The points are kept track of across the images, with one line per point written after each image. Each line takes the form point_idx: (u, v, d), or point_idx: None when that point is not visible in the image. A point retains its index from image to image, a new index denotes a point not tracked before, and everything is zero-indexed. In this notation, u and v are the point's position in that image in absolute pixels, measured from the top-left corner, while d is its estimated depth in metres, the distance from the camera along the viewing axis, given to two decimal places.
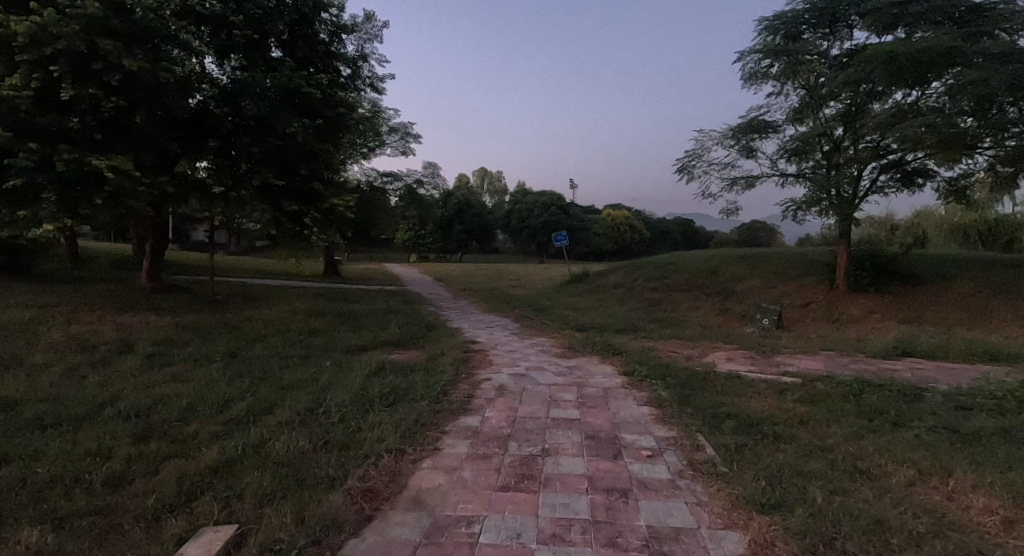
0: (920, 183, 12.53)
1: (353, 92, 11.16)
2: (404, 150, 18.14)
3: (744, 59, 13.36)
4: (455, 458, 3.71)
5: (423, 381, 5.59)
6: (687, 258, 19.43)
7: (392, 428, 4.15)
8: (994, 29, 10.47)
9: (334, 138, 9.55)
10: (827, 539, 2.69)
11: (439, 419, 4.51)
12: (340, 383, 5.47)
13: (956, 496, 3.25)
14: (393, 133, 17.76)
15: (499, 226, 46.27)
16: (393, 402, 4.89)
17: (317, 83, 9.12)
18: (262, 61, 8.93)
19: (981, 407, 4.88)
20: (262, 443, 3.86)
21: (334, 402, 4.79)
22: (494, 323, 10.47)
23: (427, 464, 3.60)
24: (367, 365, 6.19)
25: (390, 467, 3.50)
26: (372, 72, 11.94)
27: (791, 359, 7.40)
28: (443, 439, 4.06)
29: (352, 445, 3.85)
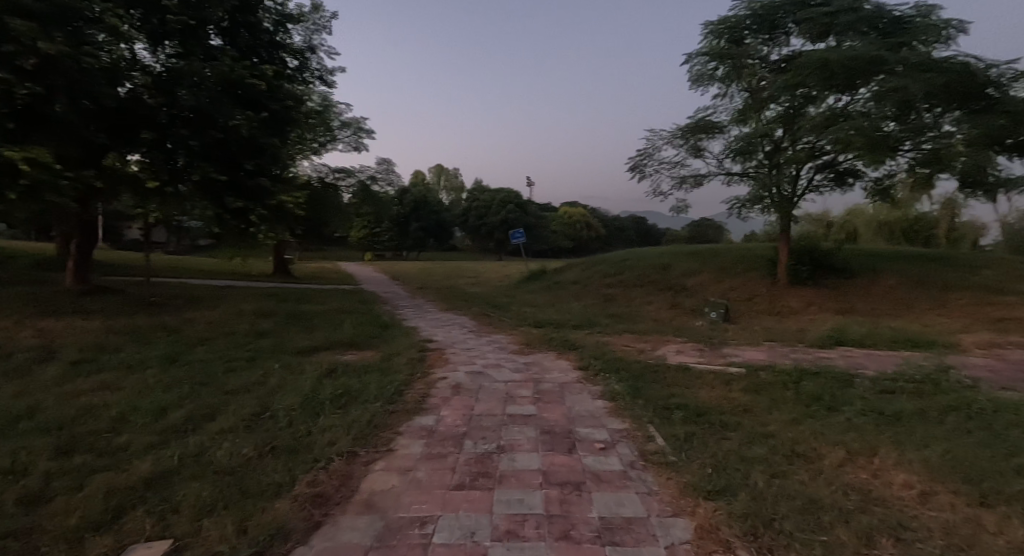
0: (851, 182, 13.25)
1: (301, 84, 10.84)
2: (357, 146, 17.61)
3: (691, 61, 13.78)
4: (408, 458, 3.68)
5: (376, 382, 5.49)
6: (642, 254, 19.91)
7: (345, 430, 4.07)
8: (913, 40, 11.22)
9: (282, 132, 9.22)
10: (766, 520, 2.82)
11: (393, 419, 4.44)
12: (290, 386, 5.31)
13: (881, 474, 3.47)
14: (345, 127, 17.29)
15: (457, 224, 45.99)
16: (345, 404, 4.78)
17: (262, 74, 8.79)
18: (200, 49, 8.50)
19: (904, 390, 5.23)
20: (201, 452, 3.69)
21: (282, 405, 4.66)
22: (450, 321, 10.38)
23: (380, 466, 3.54)
24: (318, 367, 6.04)
25: (341, 470, 3.43)
26: (321, 63, 11.62)
27: (738, 350, 7.71)
28: (397, 440, 4.00)
29: (301, 450, 3.75)
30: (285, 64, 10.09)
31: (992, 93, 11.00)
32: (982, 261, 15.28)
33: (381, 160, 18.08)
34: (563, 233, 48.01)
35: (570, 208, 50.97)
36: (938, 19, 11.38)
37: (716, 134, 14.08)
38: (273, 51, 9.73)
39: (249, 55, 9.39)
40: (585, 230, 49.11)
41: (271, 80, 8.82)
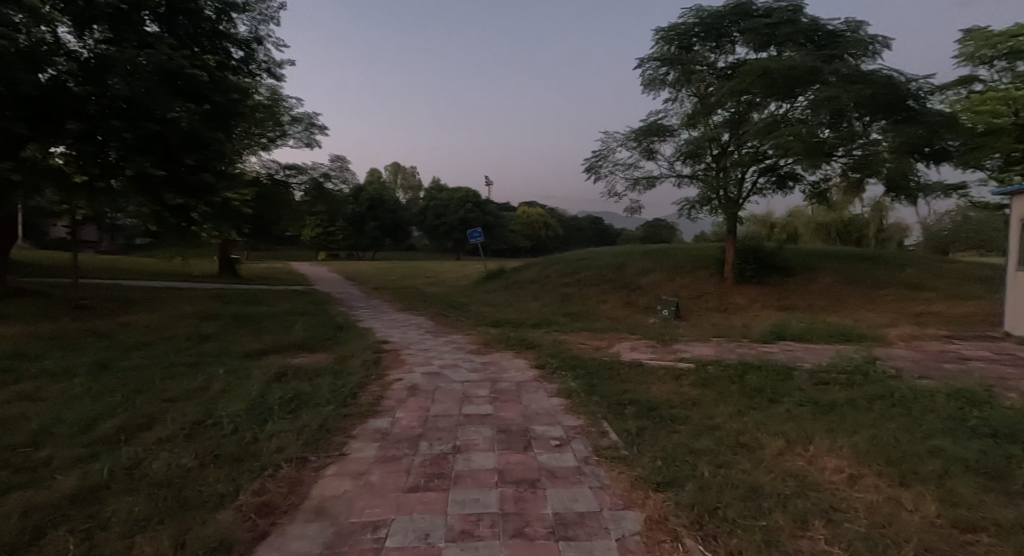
0: (791, 186, 13.90)
1: (246, 77, 10.46)
2: (309, 142, 17.12)
3: (643, 66, 14.12)
4: (362, 462, 3.63)
5: (329, 385, 5.37)
6: (597, 254, 20.28)
7: (295, 436, 3.98)
8: (845, 53, 11.92)
9: (226, 127, 8.90)
10: (711, 508, 2.95)
11: (346, 423, 4.37)
12: (235, 391, 5.14)
13: (815, 460, 3.68)
14: (296, 123, 16.81)
15: (414, 222, 45.46)
16: (295, 409, 4.67)
17: (203, 64, 8.43)
18: (134, 35, 8.04)
19: (837, 381, 5.57)
20: (135, 464, 3.52)
21: (226, 412, 4.50)
22: (407, 322, 10.28)
23: (332, 471, 3.48)
24: (267, 371, 5.85)
25: (290, 478, 3.35)
26: (269, 55, 11.31)
27: (687, 346, 7.98)
28: (350, 444, 3.94)
29: (246, 458, 3.64)
30: (229, 55, 9.66)
31: (913, 105, 11.84)
32: (907, 261, 16.39)
33: (335, 157, 17.55)
34: (521, 232, 48.28)
35: (528, 208, 51.24)
36: (866, 34, 12.12)
37: (668, 137, 14.48)
38: (215, 40, 9.31)
39: (189, 45, 8.95)
40: (543, 230, 49.57)
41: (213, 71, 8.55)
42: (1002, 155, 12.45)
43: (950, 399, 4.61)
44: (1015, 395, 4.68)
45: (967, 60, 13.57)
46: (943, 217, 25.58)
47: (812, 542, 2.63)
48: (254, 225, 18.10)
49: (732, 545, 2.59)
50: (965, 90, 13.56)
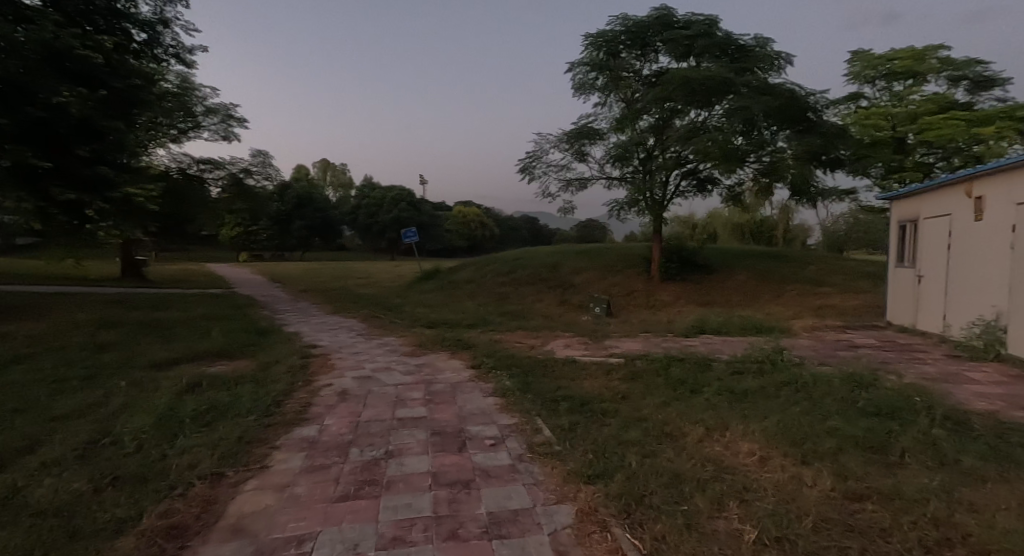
0: (710, 190, 14.70)
1: (149, 61, 9.82)
2: (226, 136, 15.81)
3: (574, 70, 14.47)
4: (286, 474, 3.51)
5: (249, 394, 5.14)
6: (532, 253, 20.58)
7: (210, 450, 3.79)
8: (755, 67, 12.79)
9: (126, 114, 8.31)
10: (639, 497, 3.10)
11: (269, 434, 4.21)
12: (140, 406, 4.80)
13: (731, 445, 3.95)
14: (211, 114, 15.52)
15: (345, 221, 44.19)
16: (210, 421, 4.44)
17: (97, 46, 7.77)
18: (11, 8, 7.24)
19: (751, 370, 5.99)
20: (14, 493, 3.21)
21: (128, 429, 4.20)
22: (338, 324, 9.98)
23: (252, 485, 3.34)
24: (177, 382, 5.51)
25: (204, 496, 3.19)
26: (176, 38, 10.70)
27: (618, 342, 8.28)
28: (273, 455, 3.80)
29: (151, 477, 3.42)
30: (129, 36, 9.02)
31: (813, 117, 12.87)
32: (810, 258, 17.81)
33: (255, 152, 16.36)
34: (456, 232, 48.04)
35: (463, 208, 51.15)
36: (772, 50, 13.05)
37: (597, 140, 14.91)
38: (114, 21, 8.68)
39: (78, 22, 8.20)
40: (479, 229, 49.62)
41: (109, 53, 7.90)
42: (883, 164, 13.80)
43: (844, 382, 5.10)
44: (896, 377, 5.24)
45: (854, 78, 14.87)
46: (843, 219, 28.04)
47: (727, 521, 2.83)
48: (161, 223, 16.69)
49: (657, 531, 2.73)
50: (854, 105, 14.88)
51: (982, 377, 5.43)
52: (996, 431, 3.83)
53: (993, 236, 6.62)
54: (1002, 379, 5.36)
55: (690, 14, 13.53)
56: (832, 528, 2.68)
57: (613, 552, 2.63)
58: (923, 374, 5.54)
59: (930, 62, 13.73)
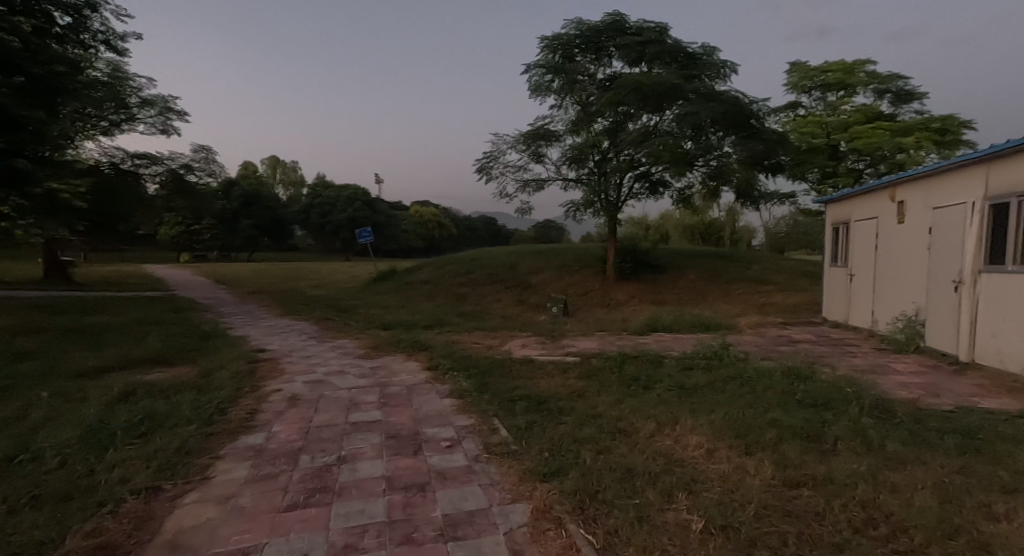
0: (662, 192, 15.11)
1: (74, 47, 9.24)
2: (164, 129, 14.88)
3: (530, 72, 14.59)
4: (230, 485, 3.39)
5: (190, 402, 4.93)
6: (490, 253, 20.60)
7: (145, 463, 3.62)
8: (703, 74, 13.25)
9: (48, 103, 7.80)
10: (592, 493, 3.17)
11: (212, 443, 4.05)
12: (67, 419, 4.52)
13: (680, 438, 4.09)
14: (146, 106, 14.49)
15: (296, 221, 42.92)
16: (145, 433, 4.24)
17: (14, 29, 7.23)
18: None
19: (699, 365, 6.21)
20: None
21: (51, 444, 3.94)
22: (288, 327, 9.70)
23: (192, 498, 3.21)
24: (109, 392, 5.21)
25: (139, 512, 3.04)
26: (106, 24, 10.17)
27: (574, 341, 8.40)
28: (216, 466, 3.67)
29: (78, 494, 3.21)
30: (51, 20, 8.45)
31: (756, 124, 13.44)
32: (754, 258, 18.60)
33: (196, 146, 15.43)
34: (413, 232, 47.53)
35: (420, 208, 50.62)
36: (718, 59, 13.53)
37: (553, 142, 15.07)
38: (32, 1, 8.00)
39: None
40: (435, 230, 49.28)
41: (28, 37, 7.37)
42: (819, 169, 14.58)
43: (784, 375, 5.36)
44: (830, 369, 5.56)
45: (791, 88, 15.61)
46: (785, 221, 29.41)
47: (676, 513, 2.93)
48: (89, 221, 15.62)
49: (609, 526, 2.80)
50: (792, 113, 15.62)
51: (905, 368, 5.84)
52: (915, 418, 4.14)
53: (913, 237, 7.11)
54: (922, 369, 5.79)
55: (641, 20, 13.87)
56: (772, 514, 2.82)
57: (567, 547, 2.68)
58: (855, 366, 5.90)
59: (859, 75, 14.60)
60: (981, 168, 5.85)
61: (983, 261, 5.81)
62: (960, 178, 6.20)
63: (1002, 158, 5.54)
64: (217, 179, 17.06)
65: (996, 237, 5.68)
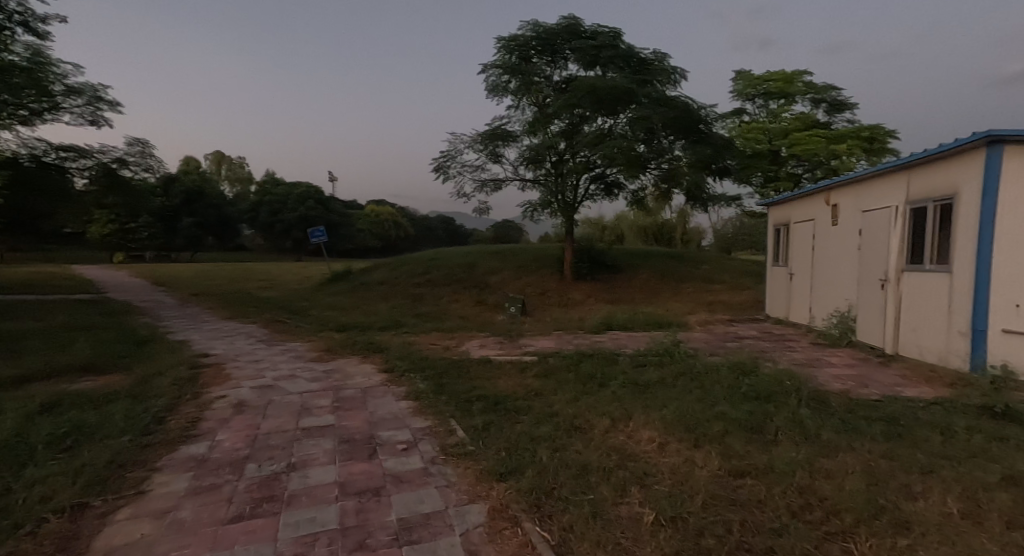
0: (616, 194, 15.41)
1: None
2: (94, 120, 13.78)
3: (487, 72, 14.60)
4: (170, 498, 3.25)
5: (124, 412, 4.68)
6: (448, 253, 20.49)
7: (70, 479, 3.39)
8: (655, 80, 13.63)
9: None
10: (548, 490, 3.22)
11: (148, 455, 3.87)
12: None
13: (634, 433, 4.21)
14: (74, 95, 13.34)
15: (244, 220, 41.35)
16: (69, 447, 3.98)
17: None
18: None
19: (652, 362, 6.40)
20: None
21: None
22: (234, 331, 9.35)
23: (125, 514, 3.06)
24: (31, 404, 4.88)
25: (66, 531, 2.87)
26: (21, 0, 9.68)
27: (531, 340, 8.48)
28: (153, 479, 3.51)
29: None
30: None
31: (705, 129, 13.93)
32: (704, 259, 19.25)
33: (130, 139, 13.99)
34: (368, 232, 46.69)
35: (376, 207, 49.75)
36: (669, 65, 13.92)
37: (511, 142, 15.13)
38: None
39: None
40: (391, 230, 48.59)
41: None
42: (762, 174, 15.25)
43: (731, 370, 5.59)
44: (772, 363, 5.85)
45: (736, 96, 16.26)
46: (731, 223, 30.61)
47: (629, 506, 3.02)
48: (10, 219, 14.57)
49: (564, 522, 2.86)
50: (738, 120, 16.24)
51: (839, 361, 6.22)
52: (848, 407, 4.41)
53: (846, 238, 7.54)
54: (854, 362, 6.17)
55: (596, 25, 14.12)
56: (718, 503, 2.95)
57: (523, 545, 2.72)
58: (794, 360, 6.22)
59: (798, 85, 15.34)
60: (904, 174, 6.28)
61: (906, 260, 6.23)
62: (886, 183, 6.62)
63: (922, 165, 5.96)
64: (158, 177, 15.70)
65: (918, 239, 6.11)
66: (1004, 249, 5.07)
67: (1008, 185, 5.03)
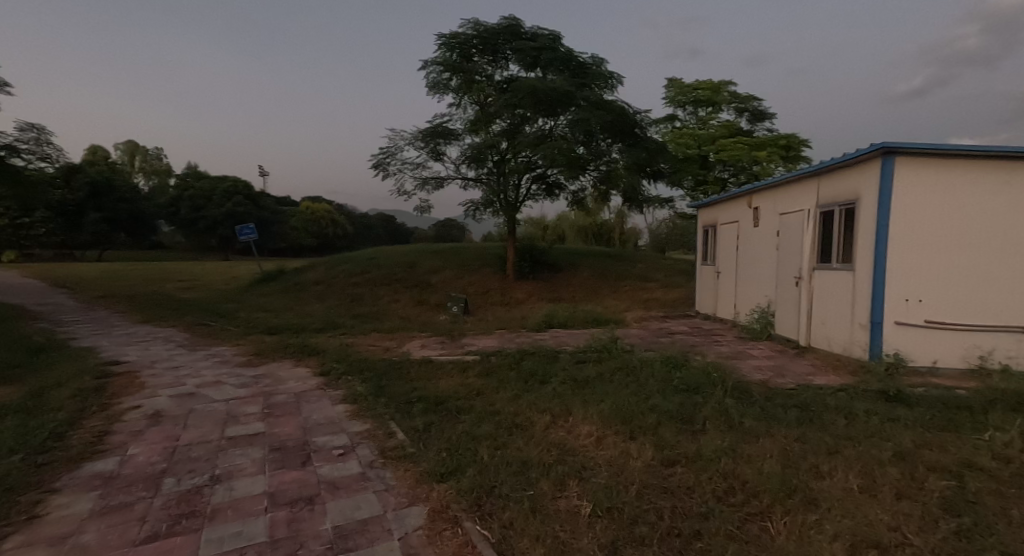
0: (557, 195, 15.60)
1: None
2: None
3: (427, 69, 14.45)
4: (74, 520, 3.02)
5: (17, 429, 4.28)
6: (388, 252, 20.09)
7: None
8: (593, 84, 13.96)
9: None
10: (488, 488, 3.25)
11: (48, 476, 3.56)
12: None
13: (573, 428, 4.31)
14: None
15: (162, 215, 38.63)
16: None
17: None
18: None
19: (591, 359, 6.57)
20: None
21: None
22: (151, 336, 8.75)
23: (18, 542, 2.80)
24: None
25: None
26: None
27: (474, 340, 8.48)
28: (50, 501, 3.23)
29: None
30: None
31: (640, 133, 14.41)
32: (641, 258, 19.90)
33: (25, 123, 12.71)
34: (302, 231, 45.01)
35: (311, 204, 48.01)
36: (606, 70, 14.31)
37: (452, 141, 15.06)
38: None
39: None
40: (328, 228, 47.14)
41: None
42: (692, 178, 15.96)
43: (664, 364, 5.83)
44: (701, 357, 6.16)
45: (668, 102, 16.92)
46: (666, 225, 31.87)
47: (567, 500, 3.10)
48: None
49: (504, 519, 2.89)
50: (670, 126, 16.92)
51: (760, 353, 6.63)
52: (767, 396, 4.72)
53: (766, 238, 8.03)
54: (774, 354, 6.59)
55: (536, 27, 14.28)
56: (651, 492, 3.09)
57: (463, 545, 2.74)
58: (721, 353, 6.56)
59: (724, 94, 16.18)
60: (815, 180, 6.76)
61: (817, 259, 6.71)
62: (800, 188, 7.11)
63: (829, 172, 6.45)
64: (51, 166, 14.30)
65: (827, 239, 6.61)
66: (897, 251, 5.60)
67: (901, 193, 5.55)
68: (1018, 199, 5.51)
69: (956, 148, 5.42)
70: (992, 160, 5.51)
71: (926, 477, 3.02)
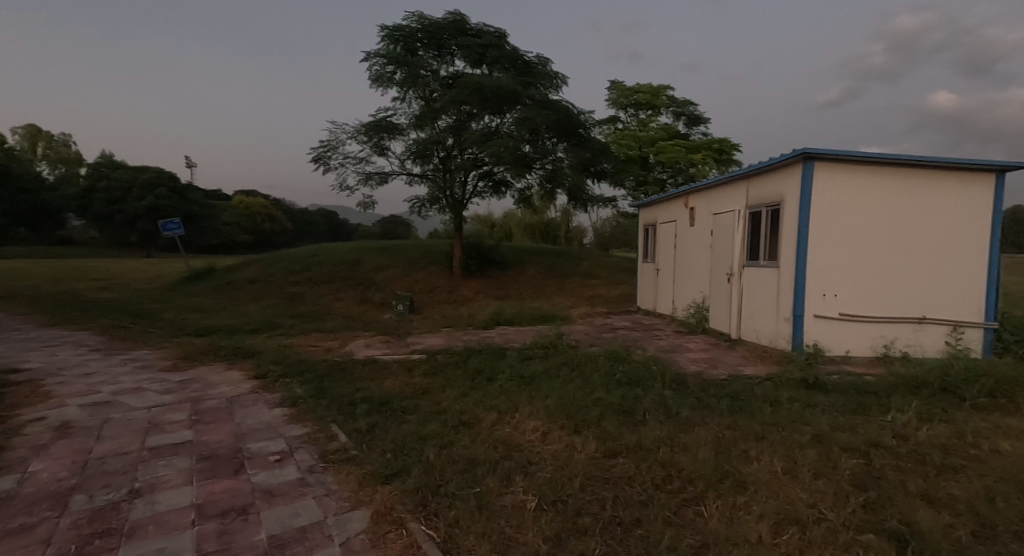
0: (505, 192, 15.61)
1: None
2: None
3: (370, 61, 14.13)
4: None
5: None
6: (330, 249, 19.51)
7: None
8: (539, 83, 14.10)
9: None
10: (434, 487, 3.25)
11: None
12: None
13: (519, 424, 4.36)
14: None
15: (74, 209, 35.70)
16: None
17: None
18: None
19: (537, 355, 6.64)
20: None
21: None
22: (61, 340, 8.11)
23: None
24: None
25: None
26: None
27: (419, 339, 8.39)
28: None
29: None
30: None
31: (585, 133, 14.69)
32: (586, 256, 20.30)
33: None
34: (236, 227, 42.89)
35: (246, 199, 45.81)
36: (551, 70, 14.47)
37: (396, 135, 14.80)
38: None
39: None
40: (264, 224, 45.18)
41: None
42: (634, 178, 16.42)
43: (606, 359, 5.99)
44: (641, 351, 6.37)
45: (611, 104, 17.32)
46: (610, 223, 32.56)
47: (513, 495, 3.15)
48: None
49: (449, 518, 2.91)
50: (612, 127, 17.32)
51: (696, 346, 6.93)
52: (702, 387, 4.95)
53: (701, 237, 8.39)
54: (709, 347, 6.91)
55: (481, 23, 14.24)
56: (595, 483, 3.19)
57: (408, 546, 2.73)
58: (660, 347, 6.81)
59: (663, 98, 16.75)
60: (746, 182, 7.13)
61: (747, 257, 7.09)
62: (732, 189, 7.49)
63: (758, 174, 6.82)
64: None
65: (756, 238, 6.99)
66: (817, 249, 6.01)
67: (822, 195, 5.96)
68: (922, 201, 6.03)
69: (870, 155, 5.87)
70: (900, 166, 6.00)
71: (839, 457, 3.28)
